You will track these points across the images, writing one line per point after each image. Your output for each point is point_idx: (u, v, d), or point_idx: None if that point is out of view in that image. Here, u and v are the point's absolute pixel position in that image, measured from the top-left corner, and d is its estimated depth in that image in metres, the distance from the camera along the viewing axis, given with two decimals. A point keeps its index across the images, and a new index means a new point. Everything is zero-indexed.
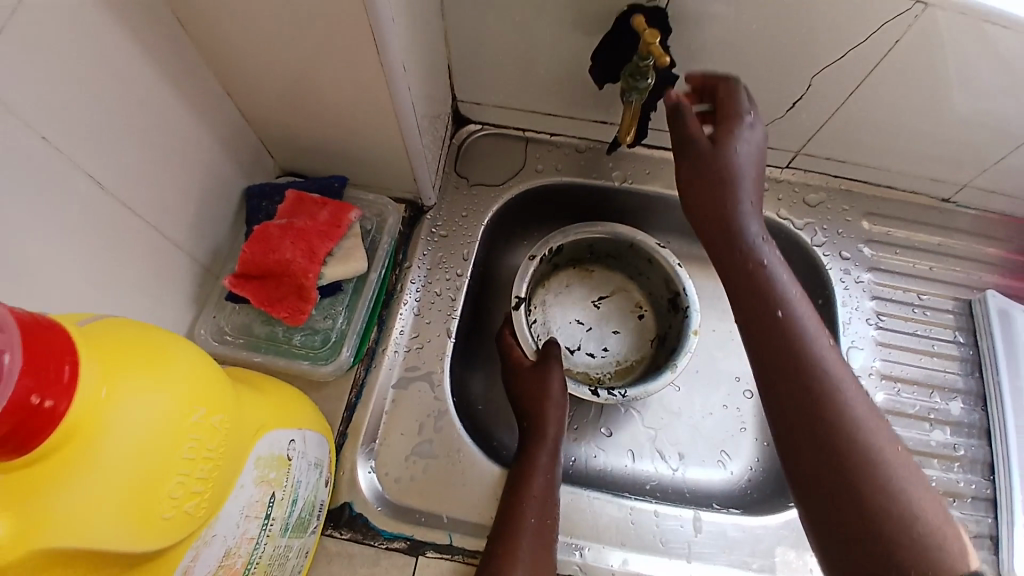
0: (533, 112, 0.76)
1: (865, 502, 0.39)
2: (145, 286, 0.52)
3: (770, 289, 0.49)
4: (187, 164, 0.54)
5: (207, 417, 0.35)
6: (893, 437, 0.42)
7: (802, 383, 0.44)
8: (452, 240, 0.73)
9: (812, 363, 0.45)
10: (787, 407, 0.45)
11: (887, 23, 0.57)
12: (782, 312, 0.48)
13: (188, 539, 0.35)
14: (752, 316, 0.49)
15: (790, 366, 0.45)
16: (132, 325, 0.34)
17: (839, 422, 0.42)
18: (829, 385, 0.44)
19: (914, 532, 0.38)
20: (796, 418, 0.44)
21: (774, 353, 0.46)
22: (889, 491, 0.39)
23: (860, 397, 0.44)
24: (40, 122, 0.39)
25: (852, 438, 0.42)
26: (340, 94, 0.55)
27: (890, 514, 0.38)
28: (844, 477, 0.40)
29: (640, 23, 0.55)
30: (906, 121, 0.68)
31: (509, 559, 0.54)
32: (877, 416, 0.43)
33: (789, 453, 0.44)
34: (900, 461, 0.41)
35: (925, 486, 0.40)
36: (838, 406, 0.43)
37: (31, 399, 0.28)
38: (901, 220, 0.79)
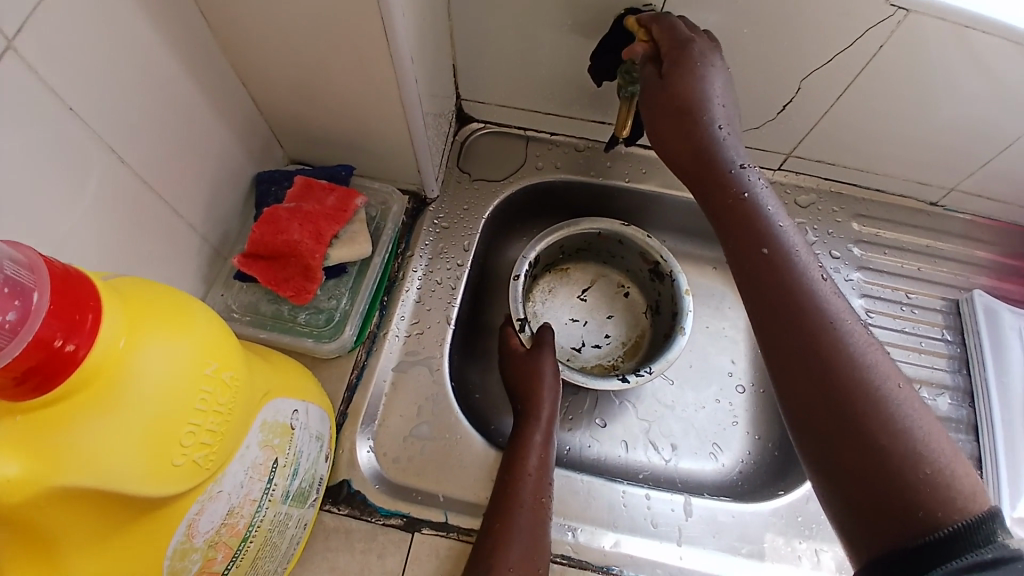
0: (533, 111, 0.78)
1: (872, 441, 0.39)
2: (157, 261, 0.54)
3: (754, 225, 0.49)
4: (201, 147, 0.57)
5: (218, 372, 0.37)
6: (897, 375, 0.42)
7: (807, 326, 0.44)
8: (453, 232, 0.75)
9: (813, 304, 0.45)
10: (792, 349, 0.44)
11: (870, 29, 0.59)
12: (766, 249, 0.48)
13: (195, 491, 0.37)
14: (743, 259, 0.49)
15: (792, 310, 0.45)
16: (154, 285, 0.36)
17: (845, 363, 0.42)
18: (832, 327, 0.44)
19: (921, 468, 0.38)
20: (804, 358, 0.43)
21: (771, 291, 0.46)
22: (895, 430, 0.40)
23: (866, 338, 0.44)
24: (69, 95, 0.42)
25: (857, 379, 0.42)
26: (349, 86, 0.57)
27: (899, 452, 0.39)
28: (850, 418, 0.41)
29: (632, 23, 0.59)
30: (892, 125, 0.71)
31: (505, 536, 0.56)
32: (881, 353, 0.44)
33: (795, 396, 0.43)
34: (907, 399, 0.41)
35: (932, 423, 0.41)
36: (844, 348, 0.43)
37: (55, 340, 0.29)
38: (888, 221, 0.82)
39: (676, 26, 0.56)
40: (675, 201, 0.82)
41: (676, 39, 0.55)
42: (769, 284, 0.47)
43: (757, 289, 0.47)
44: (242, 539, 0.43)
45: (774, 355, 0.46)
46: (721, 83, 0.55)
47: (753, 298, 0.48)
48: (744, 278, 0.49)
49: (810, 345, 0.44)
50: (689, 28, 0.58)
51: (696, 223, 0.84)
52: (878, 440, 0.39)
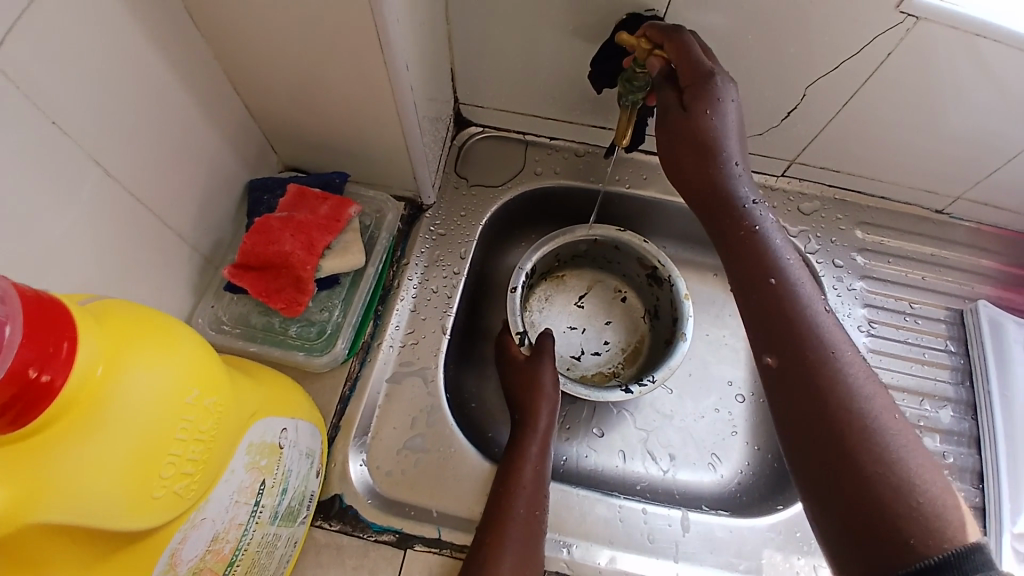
0: (533, 116, 0.77)
1: (864, 468, 0.39)
2: (145, 274, 0.53)
3: (761, 257, 0.49)
4: (191, 155, 0.55)
5: (201, 399, 0.36)
6: (890, 404, 0.42)
7: (804, 353, 0.45)
8: (449, 239, 0.74)
9: (812, 333, 0.45)
10: (789, 375, 0.45)
11: (879, 37, 0.58)
12: (773, 279, 0.48)
13: (177, 520, 0.36)
14: (748, 288, 0.49)
15: (791, 338, 0.46)
16: (134, 307, 0.35)
17: (839, 390, 0.42)
18: (829, 356, 0.44)
19: (912, 497, 0.38)
20: (799, 384, 0.44)
21: (773, 322, 0.47)
22: (887, 457, 0.39)
23: (862, 367, 0.44)
24: (51, 108, 0.40)
25: (851, 407, 0.42)
26: (343, 92, 0.56)
27: (889, 480, 0.38)
28: (843, 444, 0.40)
29: (626, 39, 0.56)
30: (900, 134, 0.69)
31: (497, 548, 0.55)
32: (874, 381, 0.43)
33: (789, 422, 0.44)
34: (898, 427, 0.41)
35: (922, 452, 0.40)
36: (839, 377, 0.43)
37: (29, 372, 0.28)
38: (893, 229, 0.80)
39: (692, 48, 0.52)
40: (675, 208, 0.80)
41: (697, 69, 0.52)
42: (772, 314, 0.47)
43: (760, 318, 0.48)
44: (228, 563, 0.42)
45: (771, 381, 0.46)
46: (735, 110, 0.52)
47: (754, 326, 0.48)
48: (748, 305, 0.48)
49: (806, 372, 0.44)
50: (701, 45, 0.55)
51: (697, 230, 0.82)
52: (870, 466, 0.39)
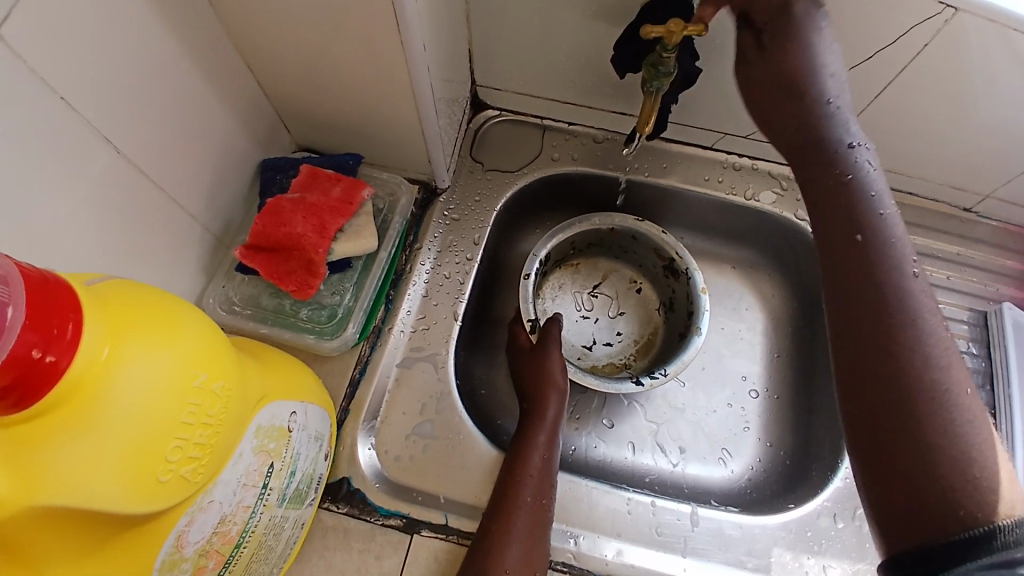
0: (551, 100, 0.75)
1: (924, 439, 0.38)
2: (155, 253, 0.52)
3: (850, 209, 0.46)
4: (202, 133, 0.55)
5: (209, 382, 0.35)
6: (964, 377, 0.40)
7: (881, 313, 0.42)
8: (463, 224, 0.73)
9: (892, 292, 0.42)
10: (861, 333, 0.42)
11: (914, 27, 0.55)
12: (862, 236, 0.44)
13: (184, 504, 0.36)
14: (830, 238, 0.46)
15: (868, 294, 0.43)
16: (141, 289, 0.34)
17: (912, 356, 0.40)
18: (908, 321, 0.41)
19: (969, 471, 0.37)
20: (870, 346, 0.41)
21: (854, 277, 0.44)
22: (950, 431, 0.38)
23: (943, 338, 0.41)
24: (60, 84, 0.40)
25: (922, 376, 0.40)
26: (358, 71, 0.54)
27: (950, 454, 0.38)
28: (904, 413, 0.39)
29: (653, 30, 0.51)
30: (931, 127, 0.66)
31: (503, 534, 0.55)
32: (952, 352, 0.41)
33: (851, 383, 0.42)
34: (966, 401, 0.39)
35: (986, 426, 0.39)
36: (916, 344, 0.40)
37: (33, 353, 0.28)
38: (919, 227, 0.78)
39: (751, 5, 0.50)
40: (694, 197, 0.78)
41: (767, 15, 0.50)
42: (855, 266, 0.44)
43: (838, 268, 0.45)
44: (235, 545, 0.42)
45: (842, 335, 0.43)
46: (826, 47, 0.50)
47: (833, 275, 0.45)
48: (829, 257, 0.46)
49: (877, 334, 0.41)
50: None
51: (715, 220, 0.80)
52: (933, 439, 0.38)
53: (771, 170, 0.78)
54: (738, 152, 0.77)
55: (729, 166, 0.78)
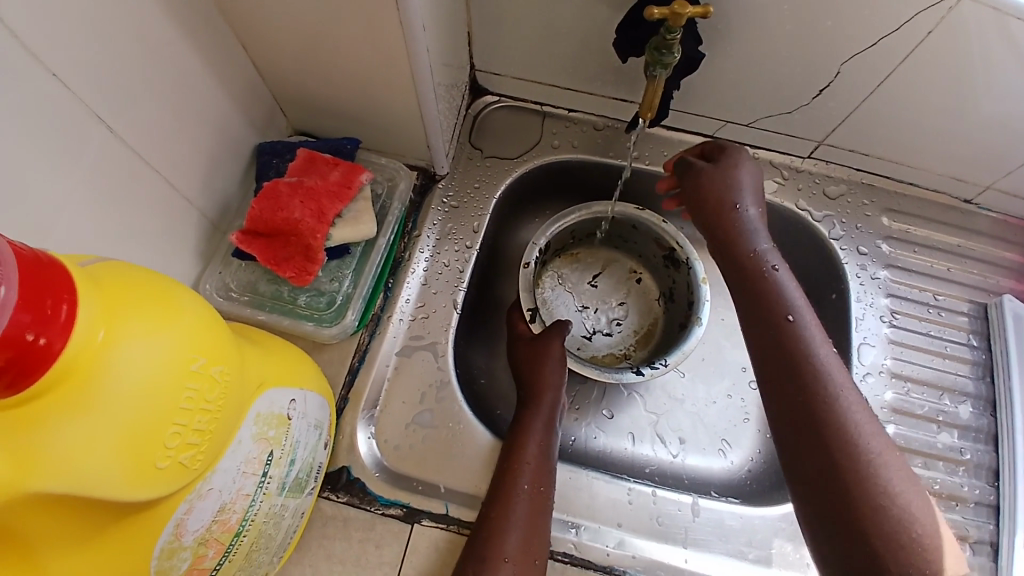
0: (552, 86, 0.74)
1: (866, 500, 0.45)
2: (151, 237, 0.51)
3: (775, 298, 0.55)
4: (198, 115, 0.53)
5: (208, 367, 0.34)
6: (886, 440, 0.48)
7: (814, 392, 0.49)
8: (462, 212, 0.72)
9: (817, 374, 0.50)
10: (800, 413, 0.49)
11: (916, 16, 0.55)
12: (792, 317, 0.53)
13: (182, 492, 0.35)
14: (765, 325, 0.54)
15: (797, 378, 0.50)
16: (137, 271, 0.33)
17: (844, 428, 0.48)
18: (836, 395, 0.49)
19: (909, 531, 0.44)
20: (808, 425, 0.48)
21: (786, 361, 0.51)
22: (886, 493, 0.45)
23: (862, 406, 0.49)
24: (52, 59, 0.38)
25: (855, 445, 0.47)
26: (357, 53, 0.53)
27: (890, 513, 0.44)
28: (847, 478, 0.46)
29: (655, 11, 0.49)
30: (934, 119, 0.66)
31: (500, 522, 0.54)
32: (874, 422, 0.49)
33: (799, 460, 0.48)
34: (895, 463, 0.47)
35: (913, 484, 0.46)
36: (844, 416, 0.48)
37: (25, 335, 0.27)
38: (919, 218, 0.78)
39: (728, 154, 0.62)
40: None
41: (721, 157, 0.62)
42: (789, 359, 0.51)
43: (773, 359, 0.52)
44: (235, 534, 0.41)
45: (779, 418, 0.51)
46: (751, 177, 0.61)
47: (769, 365, 0.53)
48: (766, 354, 0.53)
49: (813, 412, 0.49)
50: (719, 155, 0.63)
51: None
52: (874, 501, 0.45)
53: (773, 159, 0.77)
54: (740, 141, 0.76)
55: None
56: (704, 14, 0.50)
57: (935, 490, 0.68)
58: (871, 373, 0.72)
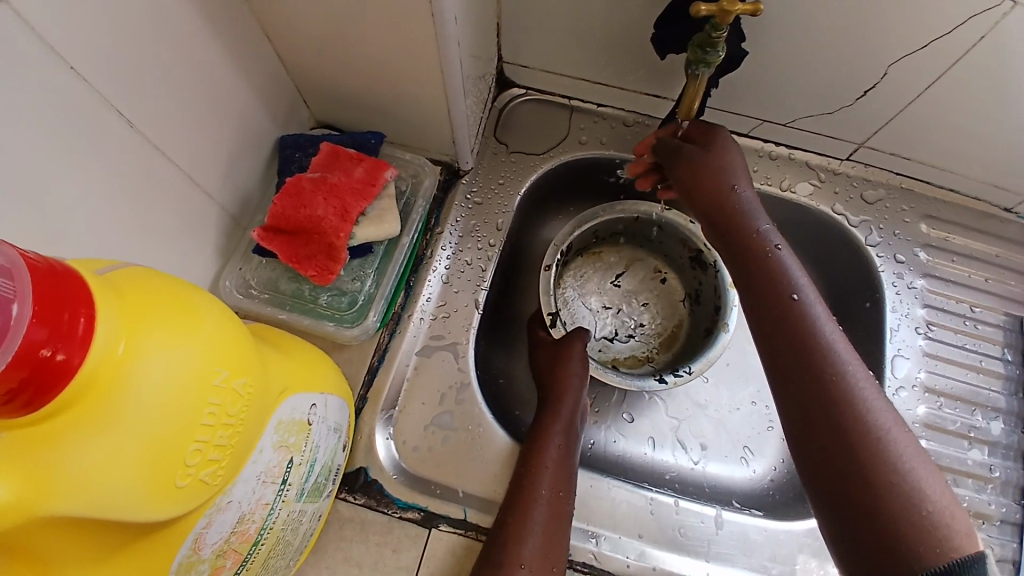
0: (581, 79, 0.71)
1: (876, 478, 0.41)
2: (171, 233, 0.50)
3: (776, 274, 0.51)
4: (220, 107, 0.52)
5: (230, 380, 0.33)
6: (897, 418, 0.44)
7: (821, 368, 0.46)
8: (486, 209, 0.70)
9: (824, 349, 0.47)
10: (803, 393, 0.46)
11: (969, 19, 0.53)
12: (796, 295, 0.50)
13: (201, 507, 0.34)
14: (767, 303, 0.50)
15: (801, 352, 0.47)
16: (158, 278, 0.32)
17: (853, 404, 0.44)
18: (841, 371, 0.45)
19: (923, 509, 0.39)
20: (812, 401, 0.45)
21: (788, 336, 0.48)
22: (898, 470, 0.41)
23: (871, 384, 0.45)
24: (72, 54, 0.37)
25: (863, 419, 0.43)
26: (383, 44, 0.51)
27: (902, 490, 0.40)
28: (855, 457, 0.42)
29: (701, 9, 0.47)
30: (982, 124, 0.63)
31: (520, 528, 0.53)
32: (885, 402, 0.45)
33: (805, 438, 0.45)
34: (906, 440, 0.43)
35: (927, 462, 0.42)
36: (850, 390, 0.44)
37: (41, 350, 0.26)
38: (957, 226, 0.74)
39: (716, 135, 0.59)
40: None
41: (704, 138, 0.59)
42: (794, 335, 0.48)
43: (776, 338, 0.49)
44: (253, 543, 0.41)
45: (784, 399, 0.47)
46: (738, 157, 0.58)
47: (770, 345, 0.49)
48: (768, 332, 0.49)
49: (819, 389, 0.45)
50: (703, 137, 0.59)
51: None
52: (885, 480, 0.41)
53: (809, 161, 0.74)
54: (775, 141, 0.74)
55: (765, 155, 0.74)
56: (754, 13, 0.48)
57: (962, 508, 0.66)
58: (903, 387, 0.69)
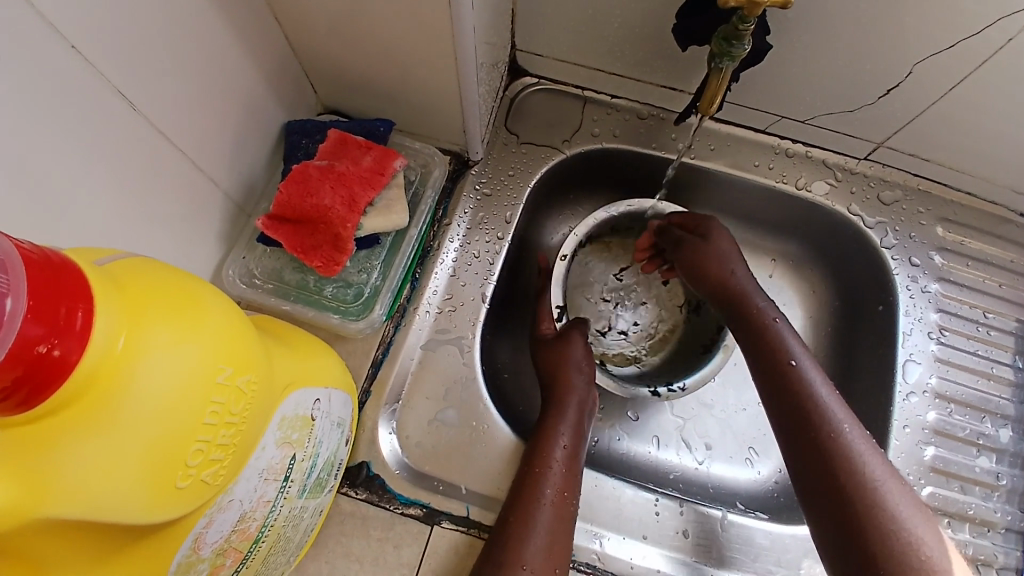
0: (596, 69, 0.69)
1: (877, 530, 0.47)
2: (173, 220, 0.49)
3: (775, 345, 0.58)
4: (225, 90, 0.50)
5: (234, 377, 0.32)
6: (891, 470, 0.50)
7: (821, 428, 0.52)
8: (495, 201, 0.69)
9: (821, 410, 0.53)
10: (807, 455, 0.52)
11: (1002, 18, 0.51)
12: (794, 361, 0.56)
13: (202, 507, 0.33)
14: (771, 371, 0.57)
15: (805, 416, 0.53)
16: (161, 270, 0.31)
17: (850, 459, 0.50)
18: (838, 431, 0.52)
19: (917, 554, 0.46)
20: (819, 462, 0.51)
21: (792, 402, 0.54)
22: (893, 519, 0.47)
23: (865, 439, 0.51)
24: (71, 31, 0.35)
25: (857, 474, 0.49)
26: (395, 28, 0.49)
27: (899, 538, 0.46)
28: (858, 513, 0.48)
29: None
30: (1007, 128, 0.61)
31: (521, 531, 0.52)
32: (879, 454, 0.51)
33: (813, 494, 0.51)
34: (900, 487, 0.49)
35: (923, 513, 0.48)
36: (846, 448, 0.51)
37: (38, 346, 0.25)
38: (973, 229, 0.73)
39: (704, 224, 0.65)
40: (744, 184, 0.74)
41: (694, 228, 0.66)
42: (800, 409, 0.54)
43: (789, 410, 0.55)
44: (254, 540, 0.40)
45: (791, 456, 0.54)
46: (728, 242, 0.65)
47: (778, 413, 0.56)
48: (776, 401, 0.56)
49: (822, 449, 0.51)
50: (693, 226, 0.66)
51: (760, 208, 0.76)
52: (885, 531, 0.47)
53: (826, 159, 0.73)
54: (793, 138, 0.72)
55: (781, 152, 0.72)
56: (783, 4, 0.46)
57: (968, 515, 0.65)
58: (914, 392, 0.68)
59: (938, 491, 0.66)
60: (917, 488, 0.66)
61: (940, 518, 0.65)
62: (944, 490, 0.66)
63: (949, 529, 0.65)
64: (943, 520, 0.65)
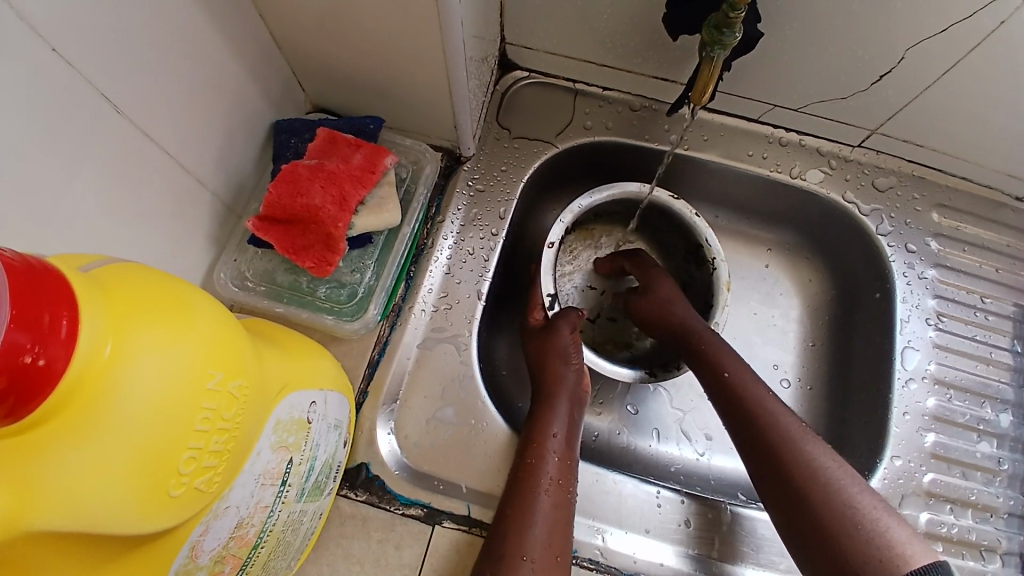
0: (586, 62, 0.69)
1: (820, 506, 0.49)
2: (161, 223, 0.48)
3: (715, 358, 0.60)
4: (211, 90, 0.49)
5: (225, 382, 0.32)
6: (828, 452, 0.52)
7: (758, 423, 0.55)
8: (488, 196, 0.68)
9: (760, 408, 0.56)
10: (755, 449, 0.54)
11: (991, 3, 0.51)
12: (727, 373, 0.58)
13: (198, 515, 0.33)
14: (713, 385, 0.59)
15: (747, 416, 0.56)
16: (147, 275, 0.30)
17: (789, 445, 0.52)
18: (773, 425, 0.54)
19: (857, 521, 0.47)
20: (763, 453, 0.54)
21: (733, 407, 0.57)
22: (833, 494, 0.49)
23: (796, 425, 0.54)
24: (53, 34, 0.34)
25: (799, 458, 0.51)
26: (382, 24, 0.49)
27: (839, 509, 0.48)
28: (800, 493, 0.50)
29: None
30: (999, 113, 0.61)
31: (521, 523, 0.52)
32: (817, 440, 0.53)
33: (765, 481, 0.53)
34: (839, 464, 0.51)
35: (864, 486, 0.50)
36: (786, 439, 0.53)
37: (22, 354, 0.24)
38: (969, 214, 0.73)
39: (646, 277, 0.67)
40: (735, 174, 0.73)
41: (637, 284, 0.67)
42: (756, 430, 0.55)
43: (744, 426, 0.56)
44: (253, 546, 0.39)
45: (756, 475, 0.54)
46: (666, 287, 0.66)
47: (740, 437, 0.56)
48: (731, 420, 0.57)
49: (765, 442, 0.54)
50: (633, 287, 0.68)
51: (755, 199, 0.76)
52: (828, 505, 0.48)
53: (821, 147, 0.72)
54: (787, 126, 0.71)
55: (775, 141, 0.72)
56: None
57: (971, 501, 0.66)
58: (913, 379, 0.69)
59: (940, 478, 0.66)
60: (919, 474, 0.66)
61: (942, 504, 0.65)
62: (947, 477, 0.66)
63: (952, 515, 0.65)
64: (945, 506, 0.65)
